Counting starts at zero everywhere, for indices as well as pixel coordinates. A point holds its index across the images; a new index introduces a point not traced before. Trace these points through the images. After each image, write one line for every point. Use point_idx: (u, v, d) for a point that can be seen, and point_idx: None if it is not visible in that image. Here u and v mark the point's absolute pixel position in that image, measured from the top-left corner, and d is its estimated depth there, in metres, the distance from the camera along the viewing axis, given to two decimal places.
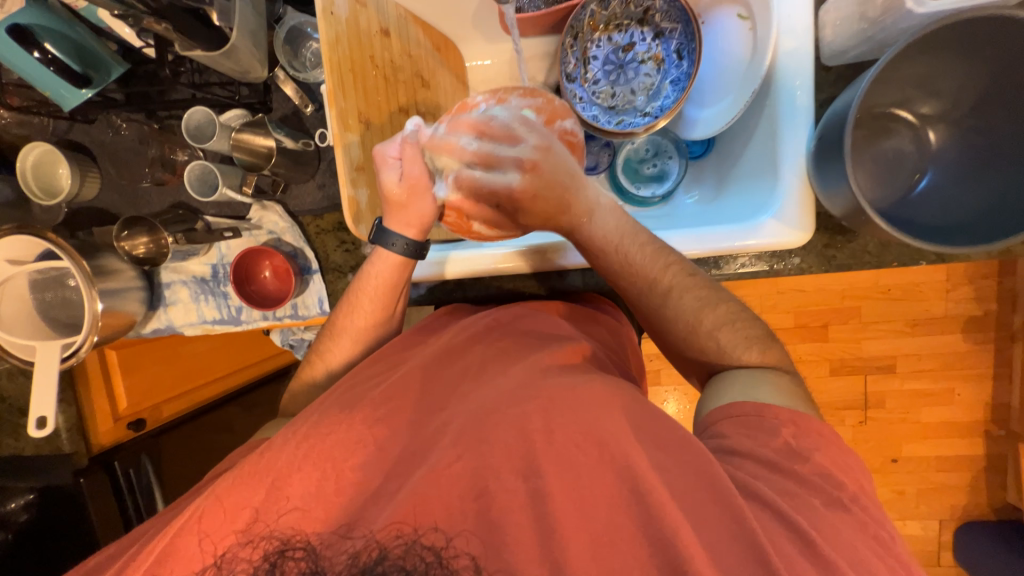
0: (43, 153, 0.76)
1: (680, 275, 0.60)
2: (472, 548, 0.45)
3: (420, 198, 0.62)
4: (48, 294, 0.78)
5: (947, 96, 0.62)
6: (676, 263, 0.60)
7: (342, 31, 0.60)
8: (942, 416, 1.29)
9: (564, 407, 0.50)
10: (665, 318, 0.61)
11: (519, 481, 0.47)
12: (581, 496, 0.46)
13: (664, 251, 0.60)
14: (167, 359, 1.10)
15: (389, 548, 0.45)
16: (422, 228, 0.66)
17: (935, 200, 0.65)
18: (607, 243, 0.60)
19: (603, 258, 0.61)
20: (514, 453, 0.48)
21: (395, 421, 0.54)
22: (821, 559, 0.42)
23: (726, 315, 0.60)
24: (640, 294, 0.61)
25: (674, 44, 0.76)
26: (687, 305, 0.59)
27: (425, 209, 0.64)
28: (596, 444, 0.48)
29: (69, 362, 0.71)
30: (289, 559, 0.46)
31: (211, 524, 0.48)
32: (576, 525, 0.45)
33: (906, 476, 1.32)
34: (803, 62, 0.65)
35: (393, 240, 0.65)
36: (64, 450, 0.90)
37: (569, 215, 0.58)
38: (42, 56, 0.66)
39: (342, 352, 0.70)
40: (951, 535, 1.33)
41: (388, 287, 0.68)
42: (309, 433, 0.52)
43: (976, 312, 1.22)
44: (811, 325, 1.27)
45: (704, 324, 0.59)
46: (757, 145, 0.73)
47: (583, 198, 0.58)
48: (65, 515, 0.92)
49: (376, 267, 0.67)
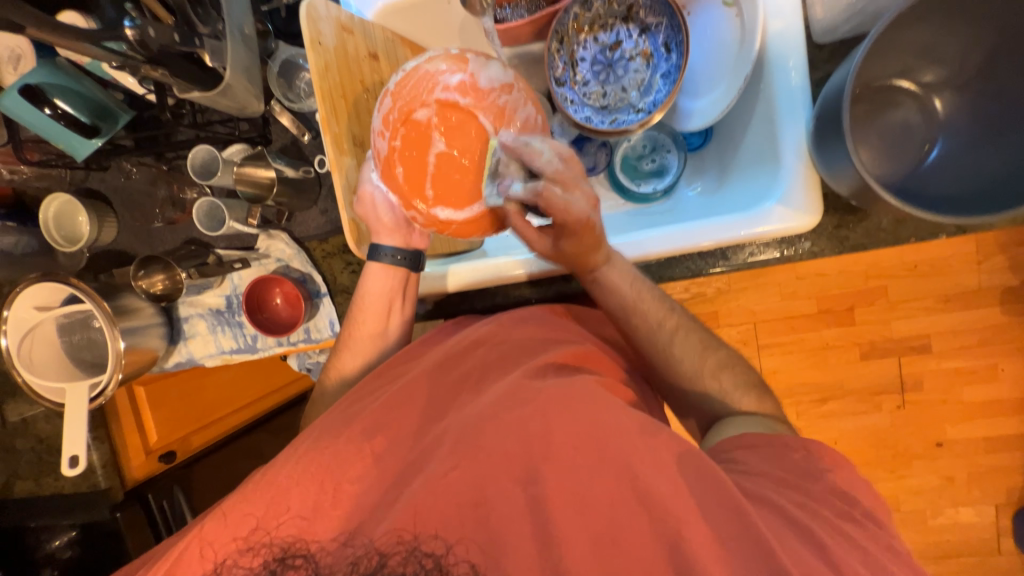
0: (63, 204, 0.81)
1: (684, 318, 0.63)
2: (472, 556, 0.45)
3: (374, 209, 0.63)
4: (76, 336, 0.82)
5: (950, 62, 0.60)
6: (678, 307, 0.64)
7: (331, 59, 0.62)
8: (986, 395, 1.22)
9: (563, 411, 0.49)
10: (668, 359, 0.62)
11: (516, 488, 0.47)
12: (582, 500, 0.46)
13: (668, 299, 0.64)
14: (189, 390, 1.12)
15: (389, 555, 0.45)
16: (397, 235, 0.66)
17: (949, 169, 0.62)
18: (623, 285, 0.61)
19: (615, 300, 0.62)
20: (511, 460, 0.47)
21: (396, 433, 0.54)
22: (833, 558, 0.41)
23: (727, 358, 0.63)
24: (647, 335, 0.62)
25: (662, 37, 0.76)
26: (689, 347, 0.62)
27: (382, 218, 0.64)
28: (594, 446, 0.47)
29: (97, 401, 0.74)
30: (289, 566, 0.47)
31: (213, 536, 0.49)
32: (577, 529, 0.45)
33: (953, 460, 1.26)
34: (794, 41, 0.63)
35: (385, 253, 0.67)
36: (100, 486, 0.92)
37: (597, 254, 0.59)
38: (53, 112, 0.69)
39: (348, 364, 0.71)
40: (1009, 520, 1.26)
41: (382, 298, 0.69)
42: (311, 447, 0.53)
43: (1011, 282, 1.16)
44: (835, 310, 1.23)
45: (706, 367, 0.61)
46: (755, 131, 0.71)
47: (604, 247, 0.59)
48: (105, 547, 0.95)
49: (370, 281, 0.68)
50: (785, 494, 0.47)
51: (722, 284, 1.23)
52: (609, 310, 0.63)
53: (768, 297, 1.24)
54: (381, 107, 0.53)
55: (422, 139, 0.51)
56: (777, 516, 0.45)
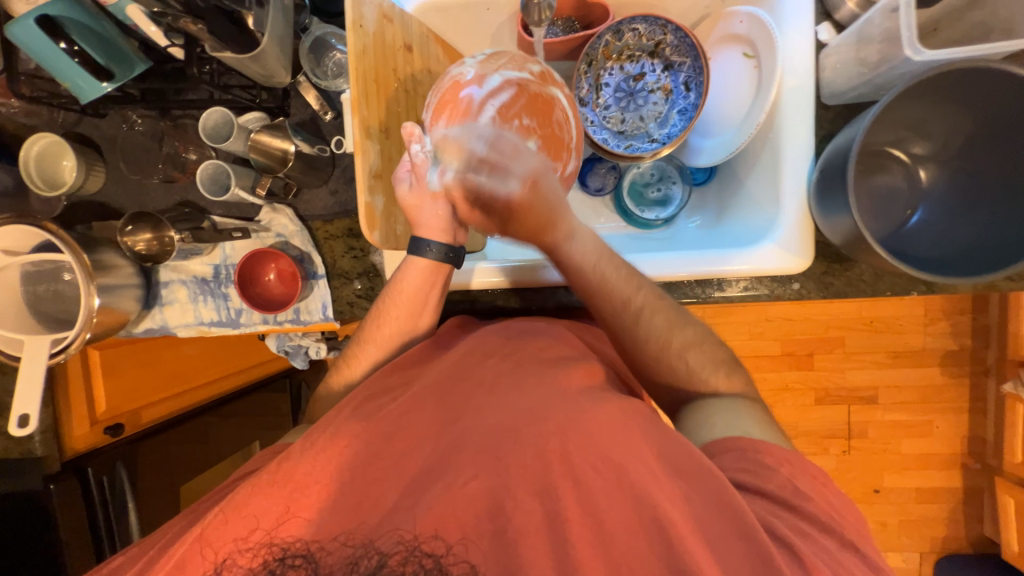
0: (49, 143, 0.76)
1: (652, 296, 0.63)
2: (472, 556, 0.46)
3: (421, 207, 0.65)
4: (40, 287, 0.75)
5: (939, 139, 0.67)
6: (646, 284, 0.64)
7: (369, 43, 0.61)
8: (923, 448, 1.32)
9: (580, 430, 0.50)
10: (635, 336, 0.63)
11: (535, 501, 0.48)
12: (598, 520, 0.47)
13: (636, 275, 0.64)
14: (148, 363, 1.05)
15: (389, 555, 0.45)
16: (449, 234, 0.68)
17: (927, 233, 0.68)
18: (584, 263, 0.63)
19: (581, 279, 0.64)
20: (530, 474, 0.48)
21: (413, 435, 0.53)
22: None
23: (694, 336, 0.63)
24: (614, 314, 0.63)
25: (682, 77, 0.80)
26: (657, 324, 0.62)
27: (439, 213, 0.66)
28: (612, 469, 0.48)
29: (57, 358, 0.68)
30: (288, 566, 0.46)
31: (213, 524, 0.47)
32: (596, 553, 0.46)
33: (888, 508, 1.34)
34: (804, 100, 0.69)
35: (427, 247, 0.67)
36: (35, 454, 0.84)
37: (553, 233, 0.63)
38: (69, 47, 0.65)
39: (369, 356, 0.69)
40: (931, 568, 1.35)
41: (418, 293, 0.67)
42: (323, 443, 0.52)
43: (952, 346, 1.27)
44: (798, 354, 1.30)
45: (674, 343, 0.62)
46: (759, 175, 0.76)
47: (561, 224, 0.63)
48: (28, 525, 0.85)
49: (407, 275, 0.67)
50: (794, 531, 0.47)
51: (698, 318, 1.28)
52: (579, 290, 0.64)
53: (738, 334, 1.30)
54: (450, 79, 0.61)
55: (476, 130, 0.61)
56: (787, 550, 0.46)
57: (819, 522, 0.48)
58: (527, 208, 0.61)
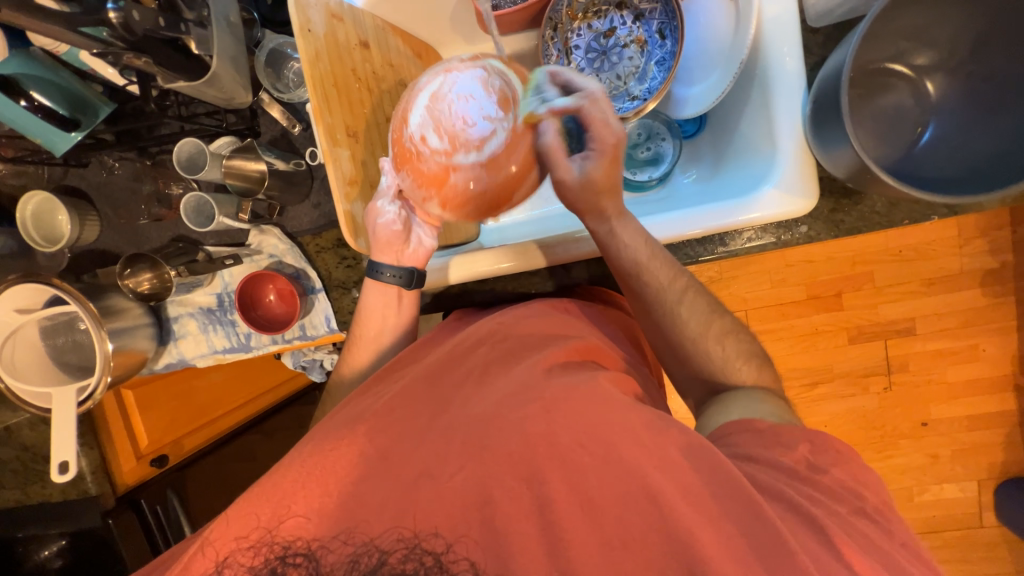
0: (42, 201, 0.78)
1: (692, 282, 0.62)
2: (471, 554, 0.45)
3: (375, 218, 0.64)
4: (60, 339, 0.79)
5: (943, 45, 0.61)
6: (686, 271, 0.63)
7: (322, 47, 0.59)
8: (969, 374, 1.26)
9: (568, 408, 0.50)
10: (675, 324, 0.61)
11: (523, 488, 0.47)
12: (589, 499, 0.46)
13: (677, 263, 0.63)
14: (182, 394, 1.08)
15: (389, 553, 0.45)
16: (398, 257, 0.66)
17: (941, 152, 0.63)
18: (633, 245, 0.60)
19: (624, 261, 0.61)
20: (517, 460, 0.48)
21: (398, 430, 0.52)
22: (839, 551, 0.42)
23: (732, 323, 0.62)
24: (655, 300, 0.61)
25: (655, 24, 0.76)
26: (698, 309, 0.61)
27: (388, 229, 0.64)
28: (602, 447, 0.48)
29: (85, 405, 0.72)
30: (290, 565, 0.46)
31: (218, 545, 0.48)
32: (589, 532, 0.45)
33: (937, 439, 1.29)
34: (789, 26, 0.63)
35: (385, 271, 0.66)
36: (90, 493, 0.88)
37: (613, 202, 0.60)
38: (29, 104, 0.66)
39: (372, 350, 0.70)
40: (991, 495, 1.30)
41: (376, 314, 0.69)
42: (315, 450, 0.51)
43: (992, 264, 1.19)
44: (824, 295, 1.25)
45: (713, 330, 0.61)
46: (751, 116, 0.71)
47: (617, 198, 0.60)
48: (99, 556, 0.91)
49: (368, 298, 0.69)
50: (796, 486, 0.46)
51: (712, 274, 1.24)
52: (619, 274, 0.62)
53: (759, 284, 1.26)
54: (404, 115, 0.52)
55: (438, 178, 0.51)
56: (790, 506, 0.45)
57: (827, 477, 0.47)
58: (614, 159, 0.58)
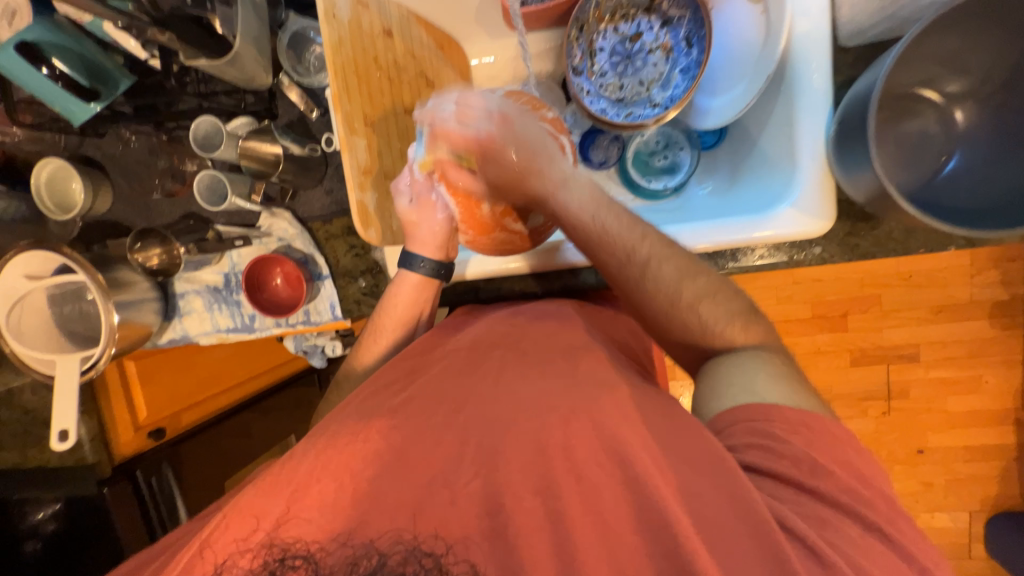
0: (57, 167, 0.77)
1: (658, 244, 0.59)
2: (472, 557, 0.45)
3: (430, 215, 0.66)
4: (66, 307, 0.79)
5: (975, 73, 0.60)
6: (652, 232, 0.59)
7: (345, 34, 0.59)
8: (969, 405, 1.25)
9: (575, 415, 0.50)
10: (668, 321, 0.59)
11: (528, 493, 0.47)
12: (593, 509, 0.46)
13: (640, 223, 0.60)
14: (181, 366, 1.08)
15: (388, 555, 0.45)
16: (443, 248, 0.68)
17: (965, 183, 0.62)
18: (582, 211, 0.58)
19: (580, 231, 0.59)
20: (525, 465, 0.48)
21: (402, 428, 0.52)
22: None
23: (707, 286, 0.58)
24: (619, 267, 0.59)
25: (683, 32, 0.74)
26: (666, 274, 0.58)
27: (435, 229, 0.67)
28: (610, 459, 0.48)
29: (89, 375, 0.72)
30: (288, 568, 0.45)
31: (217, 534, 0.47)
32: (593, 544, 0.45)
33: (933, 468, 1.29)
34: (820, 43, 0.62)
35: (420, 262, 0.68)
36: (88, 461, 0.91)
37: (541, 180, 0.58)
38: (50, 71, 0.67)
39: (381, 345, 0.71)
40: (981, 527, 1.29)
41: (410, 307, 0.69)
42: (320, 443, 0.51)
43: (1002, 296, 1.18)
44: (829, 315, 1.24)
45: (684, 296, 0.58)
46: (772, 131, 0.70)
47: (550, 170, 0.59)
48: (91, 527, 0.91)
49: (399, 288, 0.69)
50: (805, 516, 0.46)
51: None
52: (578, 243, 0.60)
53: (766, 298, 1.24)
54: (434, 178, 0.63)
55: (483, 226, 0.63)
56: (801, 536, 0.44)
57: (837, 509, 0.46)
58: (502, 144, 0.58)
